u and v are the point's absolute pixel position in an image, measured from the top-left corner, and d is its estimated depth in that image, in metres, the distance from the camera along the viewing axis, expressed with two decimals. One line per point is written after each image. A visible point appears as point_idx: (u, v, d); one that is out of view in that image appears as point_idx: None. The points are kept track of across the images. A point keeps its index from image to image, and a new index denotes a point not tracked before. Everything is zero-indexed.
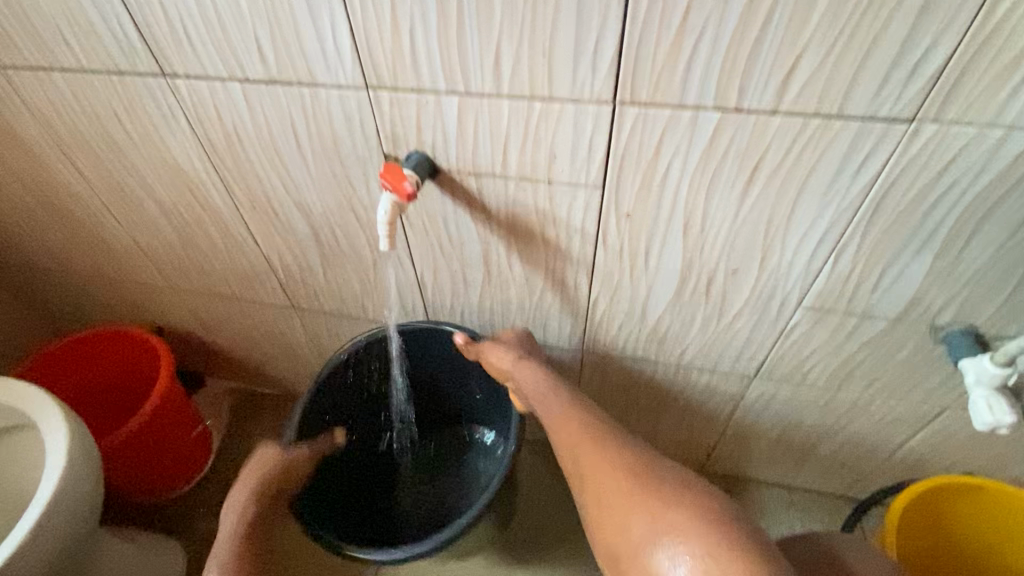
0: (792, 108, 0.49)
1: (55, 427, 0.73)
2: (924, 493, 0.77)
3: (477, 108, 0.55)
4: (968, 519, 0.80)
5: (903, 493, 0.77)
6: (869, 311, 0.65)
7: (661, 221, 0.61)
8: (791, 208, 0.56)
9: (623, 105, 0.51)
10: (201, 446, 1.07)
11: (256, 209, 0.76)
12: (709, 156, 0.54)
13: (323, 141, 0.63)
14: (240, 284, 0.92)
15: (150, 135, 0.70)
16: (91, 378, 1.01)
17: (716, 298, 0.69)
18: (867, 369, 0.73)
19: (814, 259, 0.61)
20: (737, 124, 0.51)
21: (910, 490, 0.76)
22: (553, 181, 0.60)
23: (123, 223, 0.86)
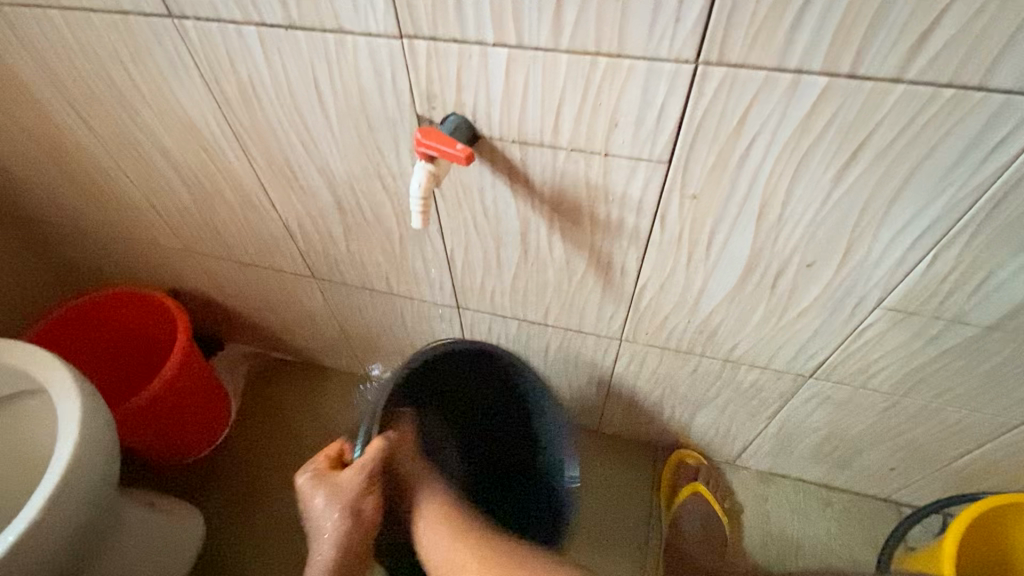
0: (919, 77, 0.40)
1: (66, 396, 0.70)
2: (986, 513, 0.73)
3: (529, 65, 0.47)
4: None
5: (956, 523, 0.73)
6: (959, 316, 0.57)
7: (732, 206, 0.53)
8: (891, 196, 0.48)
9: (708, 66, 0.43)
10: (220, 409, 1.05)
11: (273, 172, 0.69)
12: (803, 132, 0.45)
13: (349, 97, 0.56)
14: (256, 250, 0.86)
15: (160, 87, 0.63)
16: (107, 340, 0.98)
17: (783, 293, 0.61)
18: (942, 378, 0.66)
19: (907, 256, 0.53)
20: (846, 94, 0.42)
21: (962, 518, 0.72)
22: (611, 155, 0.52)
23: (135, 182, 0.80)
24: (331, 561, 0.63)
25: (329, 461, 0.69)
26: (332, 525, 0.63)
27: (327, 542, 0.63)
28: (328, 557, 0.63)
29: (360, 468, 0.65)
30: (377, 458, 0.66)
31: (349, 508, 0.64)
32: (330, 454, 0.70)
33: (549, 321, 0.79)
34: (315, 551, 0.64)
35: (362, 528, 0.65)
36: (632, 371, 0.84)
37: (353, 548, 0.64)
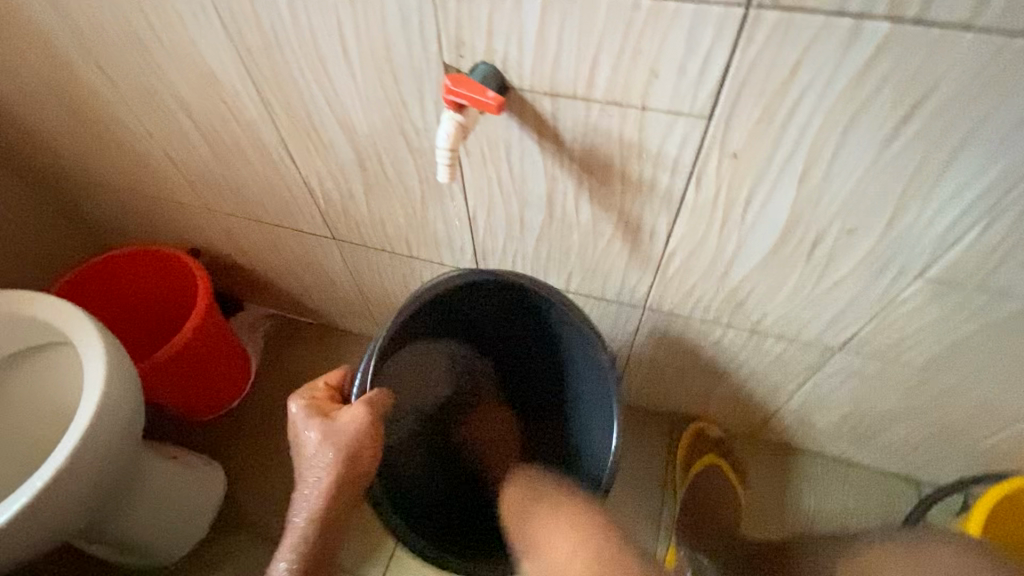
0: (993, 23, 0.36)
1: (91, 347, 0.70)
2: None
3: (566, 9, 0.44)
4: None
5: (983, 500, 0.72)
6: (1006, 290, 0.55)
7: (775, 165, 0.50)
8: (947, 158, 0.45)
9: (761, 10, 0.40)
10: (240, 368, 1.06)
11: (294, 126, 0.68)
12: (858, 85, 0.42)
13: (373, 45, 0.53)
14: (276, 209, 0.86)
15: (179, 34, 0.61)
16: (131, 295, 0.99)
17: (819, 261, 0.59)
18: (980, 354, 0.64)
19: (956, 224, 0.50)
20: (910, 42, 0.39)
21: (990, 496, 0.71)
22: (647, 110, 0.49)
23: (155, 136, 0.79)
24: (309, 521, 0.58)
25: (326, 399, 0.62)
26: (319, 475, 0.58)
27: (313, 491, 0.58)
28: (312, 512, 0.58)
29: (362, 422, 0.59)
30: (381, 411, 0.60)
31: (339, 463, 0.57)
32: (330, 384, 0.65)
33: (571, 287, 0.77)
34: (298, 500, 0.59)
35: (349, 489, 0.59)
36: (653, 340, 0.82)
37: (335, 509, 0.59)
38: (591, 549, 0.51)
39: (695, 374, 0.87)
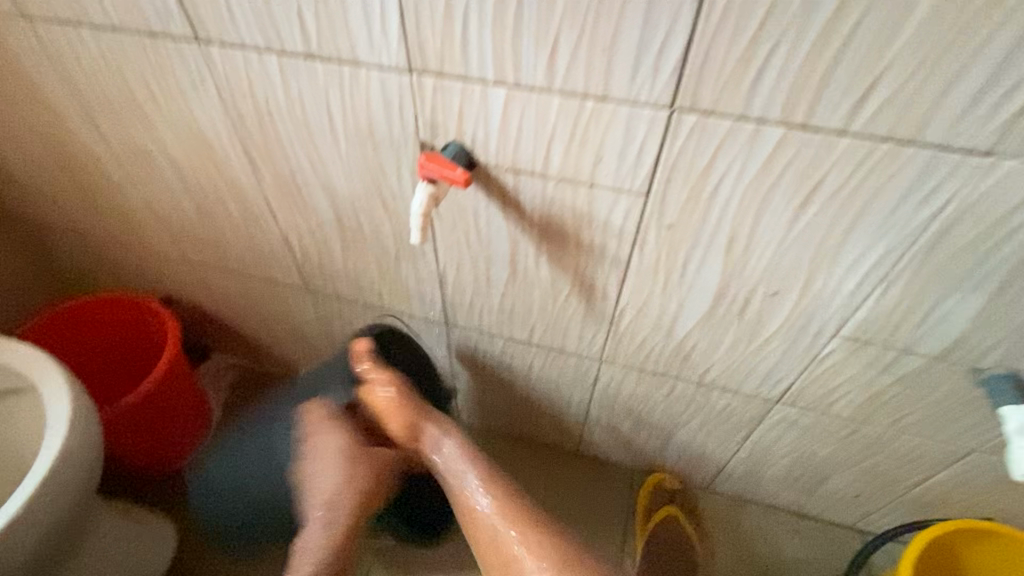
0: (862, 130, 0.46)
1: (58, 395, 0.71)
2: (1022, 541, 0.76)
3: (525, 103, 0.52)
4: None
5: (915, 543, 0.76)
6: (909, 347, 0.63)
7: (705, 236, 0.58)
8: (843, 235, 0.54)
9: (682, 112, 0.48)
10: (203, 419, 1.05)
11: (279, 187, 0.73)
12: (766, 173, 0.51)
13: (357, 123, 0.60)
14: (254, 262, 0.90)
15: (178, 103, 0.67)
16: (94, 344, 0.98)
17: (750, 320, 0.66)
18: (898, 405, 0.71)
19: (859, 290, 0.58)
20: (801, 142, 0.48)
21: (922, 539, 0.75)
22: (595, 186, 0.57)
23: (141, 190, 0.84)
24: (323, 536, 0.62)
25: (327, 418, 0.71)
26: (342, 495, 0.64)
27: (347, 508, 0.64)
28: (349, 526, 0.63)
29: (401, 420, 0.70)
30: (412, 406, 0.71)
31: (347, 490, 0.64)
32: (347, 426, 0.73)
33: (534, 340, 0.83)
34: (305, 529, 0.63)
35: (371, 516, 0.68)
36: (612, 391, 0.87)
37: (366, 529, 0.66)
38: (540, 549, 0.61)
39: (651, 426, 0.92)
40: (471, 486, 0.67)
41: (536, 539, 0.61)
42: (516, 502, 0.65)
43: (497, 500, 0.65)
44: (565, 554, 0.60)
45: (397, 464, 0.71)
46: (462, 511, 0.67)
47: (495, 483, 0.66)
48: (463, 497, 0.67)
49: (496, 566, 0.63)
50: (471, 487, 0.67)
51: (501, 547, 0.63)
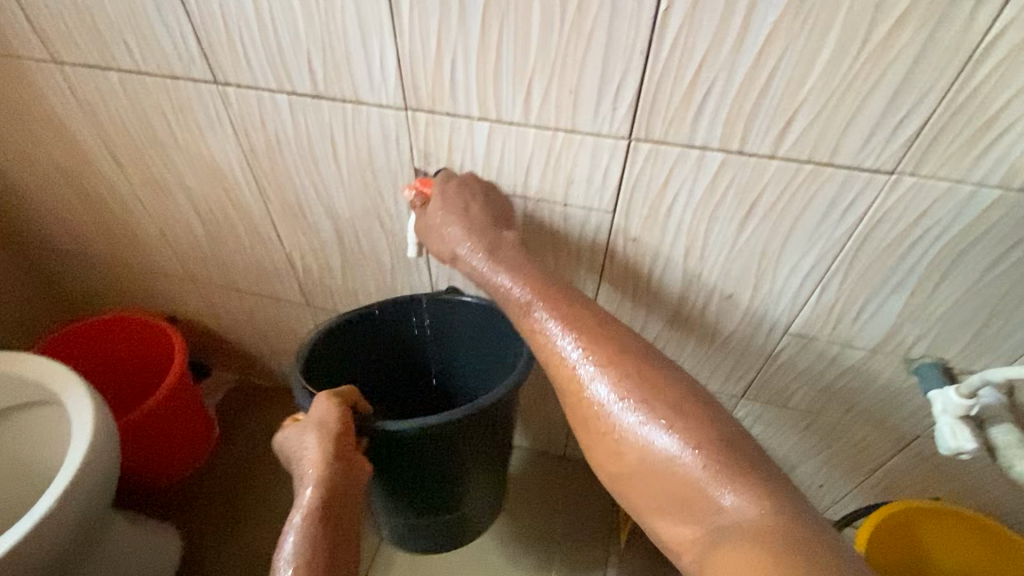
0: (787, 155, 0.55)
1: (80, 404, 0.76)
2: (966, 515, 0.84)
3: (505, 134, 0.60)
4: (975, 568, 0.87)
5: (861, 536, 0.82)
6: (850, 340, 0.71)
7: (666, 246, 0.66)
8: (783, 242, 0.62)
9: (638, 141, 0.57)
10: (206, 431, 1.10)
11: (284, 210, 0.81)
12: (712, 191, 0.59)
13: (358, 152, 0.68)
14: (258, 279, 0.96)
15: (194, 136, 0.75)
16: (103, 359, 1.04)
17: (712, 320, 0.74)
18: (847, 395, 0.79)
19: (801, 290, 0.67)
20: (738, 165, 0.56)
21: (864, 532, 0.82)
22: (569, 205, 0.65)
23: (153, 215, 0.90)
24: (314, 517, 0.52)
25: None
26: (307, 490, 0.54)
27: (307, 489, 0.54)
28: (311, 502, 0.53)
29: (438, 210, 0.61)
30: (440, 198, 0.61)
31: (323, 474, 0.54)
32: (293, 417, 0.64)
33: None
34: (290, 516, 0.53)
35: (348, 476, 0.55)
36: None
37: (337, 498, 0.54)
38: (688, 439, 0.43)
39: None
40: (585, 374, 0.49)
41: (657, 408, 0.46)
42: (632, 378, 0.48)
43: (612, 370, 0.48)
44: (734, 464, 0.42)
45: (332, 423, 0.56)
46: (568, 396, 0.51)
47: (601, 352, 0.49)
48: (563, 366, 0.51)
49: (631, 470, 0.46)
50: (572, 357, 0.50)
51: (614, 426, 0.47)
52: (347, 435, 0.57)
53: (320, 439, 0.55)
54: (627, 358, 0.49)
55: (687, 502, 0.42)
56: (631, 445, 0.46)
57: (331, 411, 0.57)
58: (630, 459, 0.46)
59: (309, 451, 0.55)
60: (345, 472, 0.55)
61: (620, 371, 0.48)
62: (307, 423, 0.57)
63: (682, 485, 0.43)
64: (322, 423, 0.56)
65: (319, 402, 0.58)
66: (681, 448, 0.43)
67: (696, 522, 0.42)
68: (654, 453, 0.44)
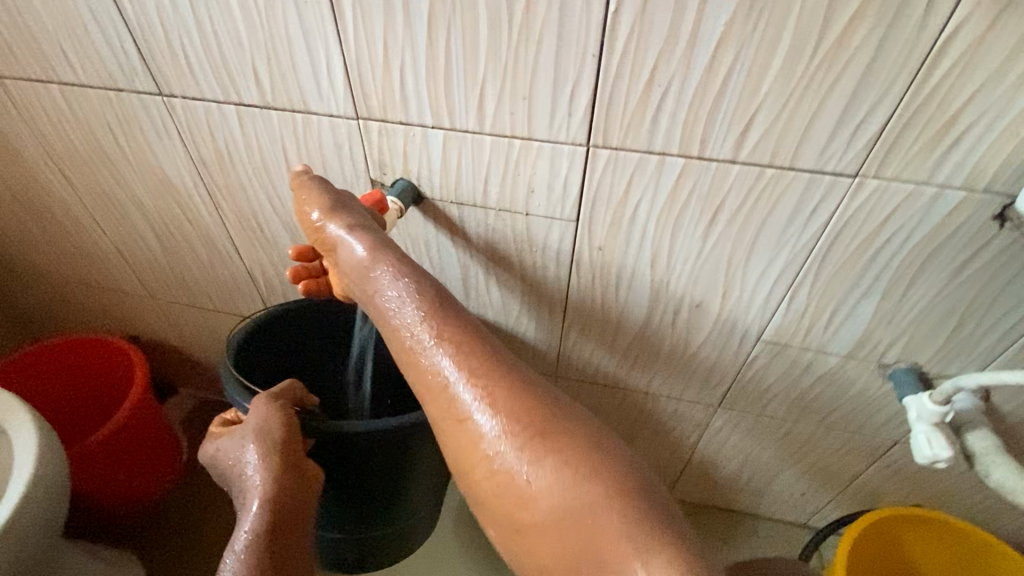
0: (748, 159, 0.53)
1: (24, 433, 0.73)
2: (949, 522, 0.81)
3: (460, 143, 0.58)
4: (960, 571, 0.86)
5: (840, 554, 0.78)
6: (823, 347, 0.69)
7: (632, 254, 0.65)
8: (749, 248, 0.61)
9: (596, 148, 0.55)
10: (172, 455, 1.05)
11: (241, 224, 0.78)
12: (674, 198, 0.58)
13: (312, 164, 0.66)
14: (220, 296, 0.93)
15: (143, 150, 0.72)
16: (60, 382, 0.99)
17: (682, 329, 0.72)
18: (823, 403, 0.77)
19: (771, 296, 0.65)
20: (699, 171, 0.55)
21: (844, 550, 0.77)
22: (531, 215, 0.63)
23: (108, 232, 0.87)
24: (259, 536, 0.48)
25: (221, 427, 0.60)
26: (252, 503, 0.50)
27: (251, 506, 0.50)
28: (255, 525, 0.48)
29: (330, 219, 0.52)
30: (334, 201, 0.53)
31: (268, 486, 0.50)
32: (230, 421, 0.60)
33: None
34: (237, 535, 0.49)
35: (296, 487, 0.52)
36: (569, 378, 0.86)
37: (285, 512, 0.50)
38: (590, 492, 0.39)
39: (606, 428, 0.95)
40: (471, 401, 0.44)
41: (559, 449, 0.41)
42: (525, 414, 0.42)
43: (502, 404, 0.43)
44: (644, 518, 0.37)
45: (276, 432, 0.52)
46: (453, 433, 0.46)
47: (494, 378, 0.44)
48: (447, 402, 0.45)
49: (531, 523, 0.41)
50: (457, 387, 0.44)
51: (508, 475, 0.42)
52: (291, 442, 0.53)
53: (259, 450, 0.51)
54: (517, 389, 0.44)
55: (594, 569, 0.38)
56: (525, 493, 0.41)
57: (270, 417, 0.53)
58: (529, 512, 0.41)
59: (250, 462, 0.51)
60: (294, 480, 0.52)
61: (510, 401, 0.43)
62: (245, 433, 0.53)
63: (589, 546, 0.38)
64: (261, 432, 0.52)
65: (255, 409, 0.54)
66: (570, 500, 0.39)
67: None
68: (545, 504, 0.40)
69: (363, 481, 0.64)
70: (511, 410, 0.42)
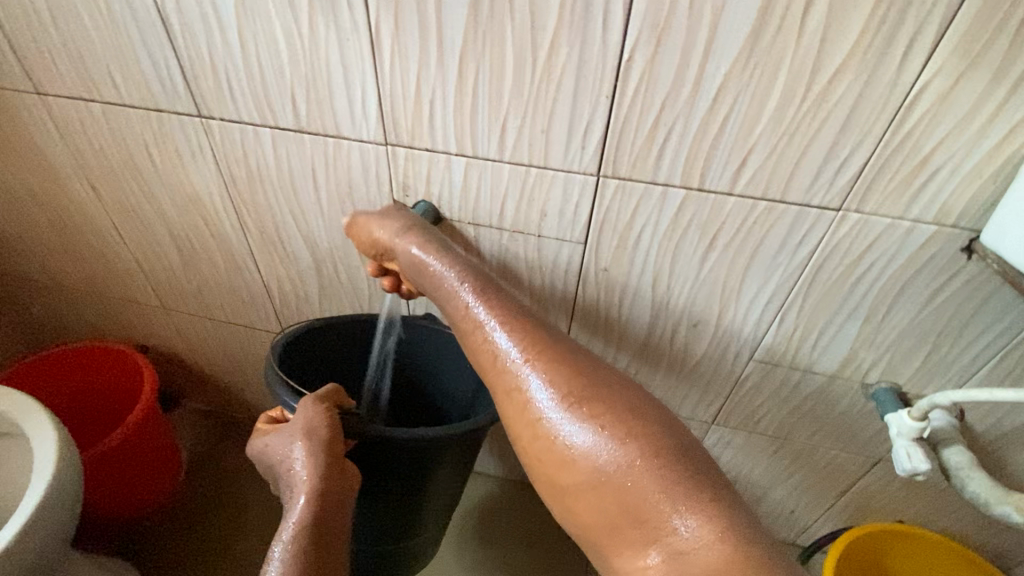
0: (744, 191, 0.59)
1: (42, 436, 0.74)
2: (928, 537, 0.86)
3: (481, 169, 0.63)
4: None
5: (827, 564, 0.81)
6: (811, 366, 0.74)
7: (635, 275, 0.69)
8: (744, 272, 0.66)
9: (606, 178, 0.60)
10: (175, 464, 1.06)
11: (263, 239, 0.82)
12: (676, 225, 0.63)
13: (338, 185, 0.70)
14: (234, 309, 0.96)
15: (175, 166, 0.76)
16: (70, 391, 1.01)
17: (681, 348, 0.77)
18: (811, 420, 0.82)
19: (763, 318, 0.70)
20: (699, 201, 0.60)
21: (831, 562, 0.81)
22: (542, 236, 0.68)
23: (129, 244, 0.90)
24: (305, 528, 0.51)
25: (269, 424, 0.63)
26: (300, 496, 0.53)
27: (298, 499, 0.53)
28: (301, 517, 0.51)
29: (381, 227, 0.60)
30: (382, 214, 0.62)
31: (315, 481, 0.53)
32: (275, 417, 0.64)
33: None
34: (283, 525, 0.52)
35: (338, 485, 0.55)
36: None
37: (328, 507, 0.53)
38: (634, 451, 0.42)
39: None
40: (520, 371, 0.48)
41: (602, 415, 0.44)
42: (573, 381, 0.46)
43: (551, 373, 0.47)
44: (682, 479, 0.41)
45: (321, 430, 0.56)
46: (502, 404, 0.50)
47: (538, 351, 0.48)
48: (500, 373, 0.49)
49: (572, 487, 0.44)
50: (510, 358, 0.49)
51: (555, 439, 0.45)
52: (336, 441, 0.56)
53: (307, 446, 0.55)
54: (563, 359, 0.48)
55: (639, 524, 0.40)
56: (574, 461, 0.43)
57: (317, 416, 0.57)
58: (575, 473, 0.43)
59: (298, 457, 0.55)
60: (337, 477, 0.55)
61: (555, 371, 0.47)
62: (293, 429, 0.56)
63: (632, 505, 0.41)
64: (309, 429, 0.56)
65: (303, 408, 0.58)
66: (615, 462, 0.42)
67: (652, 545, 0.40)
68: (591, 464, 0.43)
69: (383, 486, 0.66)
70: (559, 379, 0.46)
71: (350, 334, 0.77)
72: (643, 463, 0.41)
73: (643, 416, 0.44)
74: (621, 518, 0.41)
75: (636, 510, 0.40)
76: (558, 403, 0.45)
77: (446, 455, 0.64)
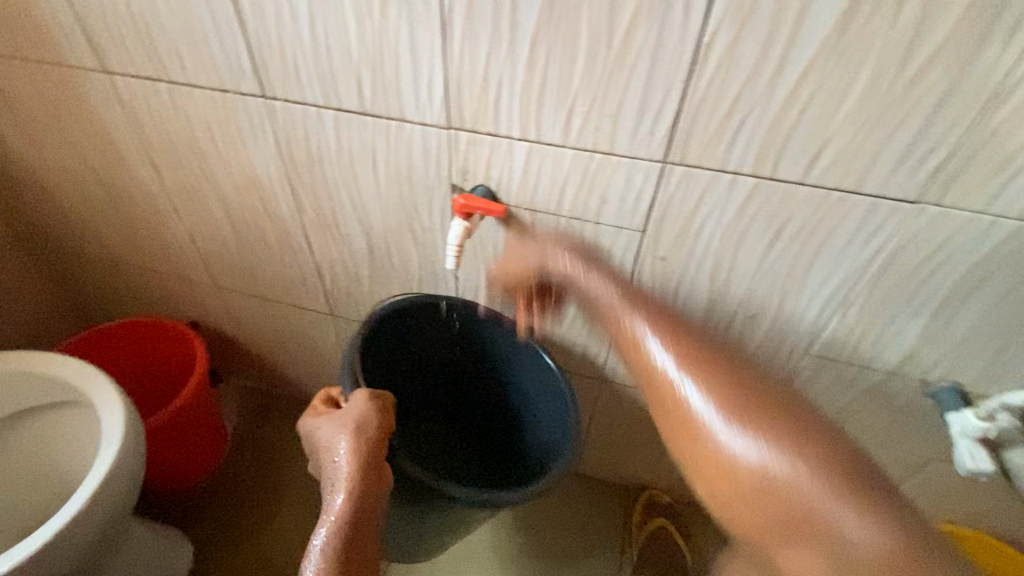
0: (817, 181, 0.57)
1: (109, 404, 0.78)
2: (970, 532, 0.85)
3: (543, 154, 0.63)
4: None
5: None
6: (868, 362, 0.73)
7: (694, 264, 0.69)
8: (807, 264, 0.65)
9: (673, 165, 0.60)
10: (222, 437, 1.10)
11: (318, 220, 0.83)
12: (741, 215, 0.62)
13: (397, 169, 0.71)
14: (285, 289, 0.98)
15: (236, 147, 0.77)
16: (126, 364, 1.05)
17: (734, 340, 0.76)
18: (862, 417, 0.81)
19: (823, 311, 0.69)
20: (768, 191, 0.59)
21: None
22: (600, 223, 0.68)
23: (186, 222, 0.92)
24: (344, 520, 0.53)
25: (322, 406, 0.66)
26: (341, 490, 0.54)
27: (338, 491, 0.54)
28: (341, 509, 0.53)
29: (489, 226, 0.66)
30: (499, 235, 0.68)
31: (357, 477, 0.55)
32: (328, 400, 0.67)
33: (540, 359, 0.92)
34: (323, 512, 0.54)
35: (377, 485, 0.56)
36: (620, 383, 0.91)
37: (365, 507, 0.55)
38: (790, 449, 0.43)
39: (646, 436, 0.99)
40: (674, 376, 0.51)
41: (747, 417, 0.46)
42: (718, 384, 0.48)
43: (701, 375, 0.49)
44: (836, 475, 0.41)
45: (371, 430, 0.58)
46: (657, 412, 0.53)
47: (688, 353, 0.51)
48: (654, 393, 0.53)
49: (726, 487, 0.46)
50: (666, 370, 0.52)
51: (729, 454, 0.45)
52: (380, 444, 0.58)
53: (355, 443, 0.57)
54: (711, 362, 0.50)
55: (801, 522, 0.41)
56: (726, 457, 0.45)
57: (370, 416, 0.59)
58: (730, 478, 0.45)
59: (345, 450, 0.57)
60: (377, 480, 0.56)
61: (702, 369, 0.50)
62: (345, 423, 0.59)
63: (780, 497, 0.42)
64: (359, 426, 0.58)
65: (357, 405, 0.60)
66: (763, 455, 0.43)
67: (814, 542, 0.41)
68: (748, 466, 0.44)
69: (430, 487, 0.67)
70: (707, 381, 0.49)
71: (433, 320, 0.84)
72: (798, 456, 0.42)
73: (801, 422, 0.45)
74: (781, 518, 0.42)
75: (797, 511, 0.42)
76: (712, 405, 0.47)
77: (500, 498, 0.67)
